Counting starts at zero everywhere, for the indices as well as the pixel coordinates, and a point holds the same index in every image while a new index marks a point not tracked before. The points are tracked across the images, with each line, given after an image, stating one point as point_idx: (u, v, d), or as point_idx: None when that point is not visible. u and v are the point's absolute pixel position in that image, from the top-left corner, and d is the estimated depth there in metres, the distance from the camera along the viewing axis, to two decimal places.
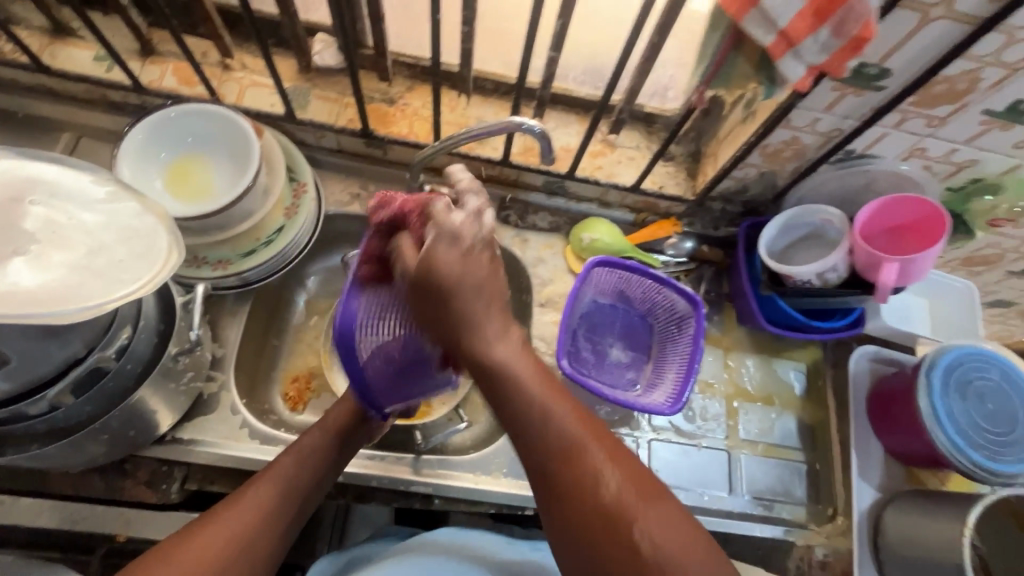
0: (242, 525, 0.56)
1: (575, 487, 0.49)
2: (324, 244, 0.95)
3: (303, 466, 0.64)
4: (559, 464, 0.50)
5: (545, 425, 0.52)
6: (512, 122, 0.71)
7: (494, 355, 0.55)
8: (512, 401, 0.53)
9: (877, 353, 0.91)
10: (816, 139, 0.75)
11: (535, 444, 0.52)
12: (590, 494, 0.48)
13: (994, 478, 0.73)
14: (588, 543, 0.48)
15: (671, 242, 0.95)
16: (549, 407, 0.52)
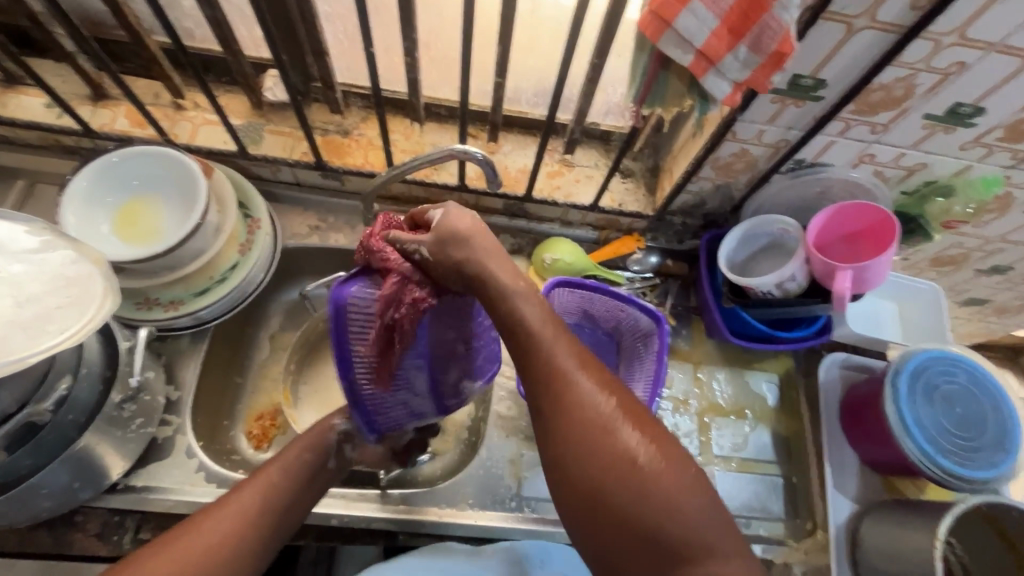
0: (220, 531, 0.54)
1: (574, 410, 0.48)
2: (285, 278, 0.94)
3: (287, 475, 0.62)
4: (552, 388, 0.49)
5: (534, 334, 0.51)
6: (456, 150, 0.71)
7: (505, 307, 0.53)
8: (519, 339, 0.52)
9: (848, 360, 0.89)
10: (764, 150, 0.75)
11: (513, 318, 0.52)
12: (591, 421, 0.47)
13: (967, 484, 0.71)
14: (583, 468, 0.46)
15: (634, 258, 0.95)
16: (541, 329, 0.52)
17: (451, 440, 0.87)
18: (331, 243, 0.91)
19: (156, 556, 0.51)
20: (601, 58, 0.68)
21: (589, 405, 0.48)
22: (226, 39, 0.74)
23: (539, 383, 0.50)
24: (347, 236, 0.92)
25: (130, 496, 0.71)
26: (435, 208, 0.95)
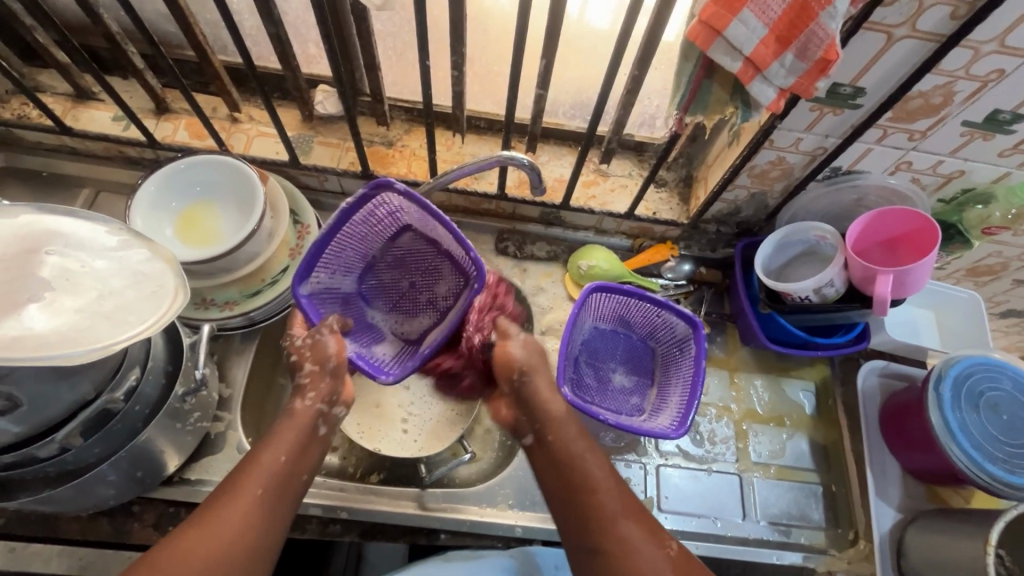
0: (229, 529, 0.54)
1: (615, 547, 0.57)
2: None
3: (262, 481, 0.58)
4: (598, 529, 0.59)
5: (596, 490, 0.61)
6: (499, 157, 0.74)
7: (557, 431, 0.65)
8: (568, 479, 0.62)
9: (886, 367, 0.89)
10: (801, 158, 0.77)
11: (576, 483, 0.61)
12: (636, 562, 0.57)
13: (1017, 493, 0.70)
14: None
15: (667, 266, 0.96)
16: (602, 482, 0.61)
17: (488, 444, 0.88)
18: None
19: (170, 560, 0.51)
20: (642, 73, 0.71)
21: (640, 553, 0.57)
22: (285, 56, 0.79)
23: (591, 541, 0.59)
24: None
25: (185, 488, 0.73)
26: (473, 216, 0.98)
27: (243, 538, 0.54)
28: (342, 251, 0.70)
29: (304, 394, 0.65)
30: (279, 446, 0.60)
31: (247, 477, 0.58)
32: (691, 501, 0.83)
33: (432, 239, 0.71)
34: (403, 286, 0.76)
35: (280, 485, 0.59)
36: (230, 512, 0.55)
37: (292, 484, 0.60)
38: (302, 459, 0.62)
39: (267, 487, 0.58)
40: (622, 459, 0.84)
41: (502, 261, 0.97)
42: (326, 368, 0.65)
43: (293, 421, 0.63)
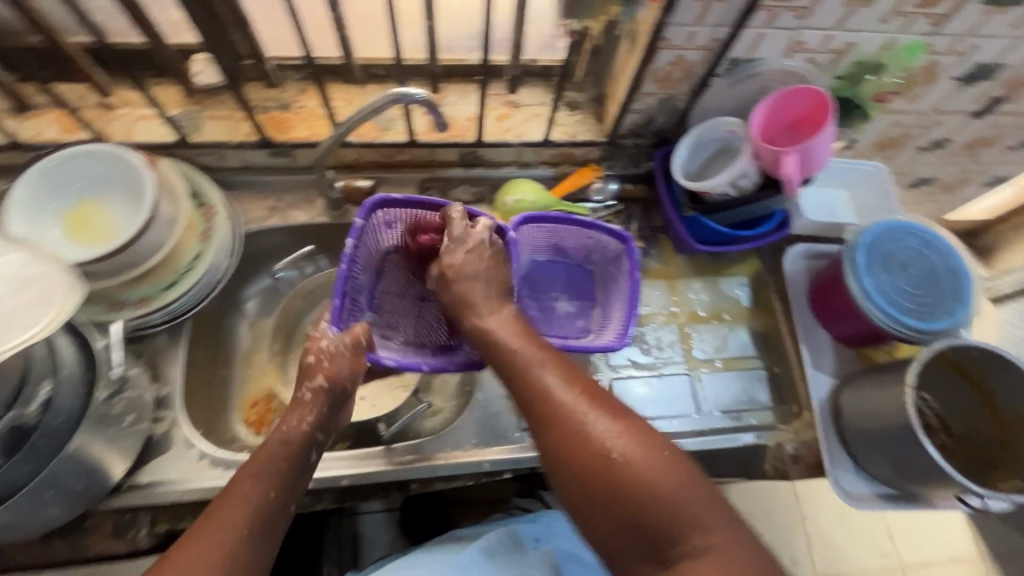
0: (214, 569, 0.52)
1: (553, 415, 0.58)
2: (252, 266, 0.94)
3: (237, 517, 0.56)
4: (535, 401, 0.60)
5: (528, 373, 0.61)
6: (380, 98, 0.71)
7: (484, 319, 0.67)
8: (505, 360, 0.64)
9: (809, 250, 0.94)
10: (699, 54, 0.77)
11: (512, 371, 0.62)
12: (573, 423, 0.57)
13: (930, 337, 0.76)
14: (566, 453, 0.56)
15: (594, 188, 0.96)
16: (522, 356, 0.63)
17: (447, 397, 0.88)
18: (292, 220, 0.91)
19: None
20: None
21: (580, 421, 0.57)
22: (144, 24, 0.72)
23: (535, 421, 0.59)
24: (308, 212, 0.91)
25: (139, 492, 0.71)
26: (391, 169, 0.94)
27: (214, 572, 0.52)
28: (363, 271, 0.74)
29: (301, 415, 0.65)
30: (267, 483, 0.59)
31: (226, 511, 0.56)
32: (647, 407, 0.86)
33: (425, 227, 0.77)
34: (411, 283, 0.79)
35: (259, 521, 0.57)
36: (213, 547, 0.53)
37: (274, 522, 0.58)
38: (289, 489, 0.61)
39: (253, 525, 0.56)
40: None
41: None
42: (333, 389, 0.67)
43: (280, 448, 0.62)
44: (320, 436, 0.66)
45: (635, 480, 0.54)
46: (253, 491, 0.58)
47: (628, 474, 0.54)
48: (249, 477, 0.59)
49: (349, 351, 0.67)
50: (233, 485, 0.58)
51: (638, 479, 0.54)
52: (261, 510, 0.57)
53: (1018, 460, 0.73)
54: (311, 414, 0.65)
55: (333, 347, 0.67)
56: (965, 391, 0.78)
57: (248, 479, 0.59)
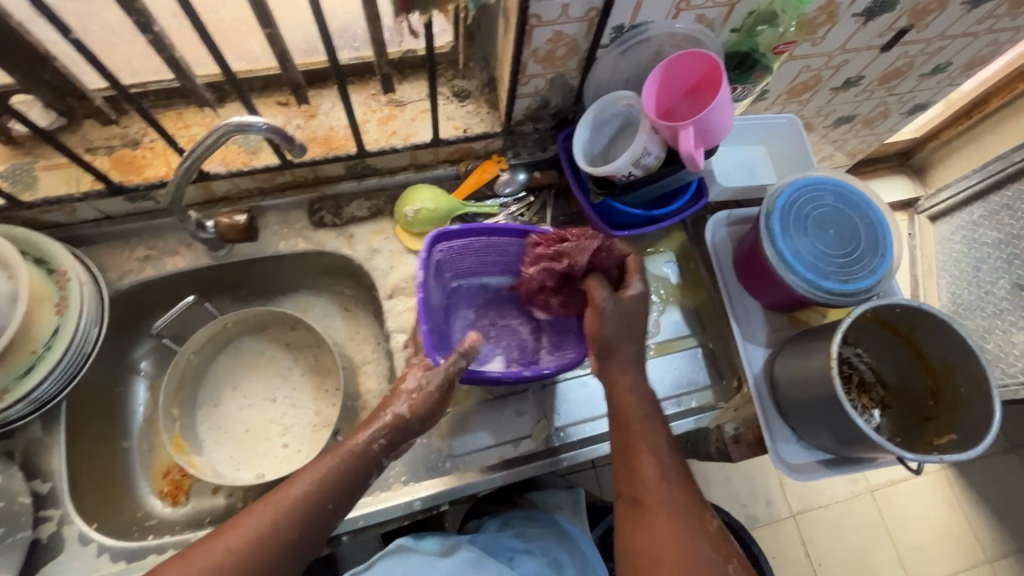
0: (254, 546, 0.55)
1: (653, 497, 0.60)
2: (138, 323, 0.85)
3: (287, 514, 0.57)
4: (637, 470, 0.62)
5: (639, 441, 0.63)
6: (217, 129, 0.61)
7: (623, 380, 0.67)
8: (620, 424, 0.65)
9: (730, 217, 0.89)
10: (578, 26, 0.69)
11: (635, 437, 0.64)
12: (668, 509, 0.59)
13: (852, 297, 0.73)
14: (653, 541, 0.57)
15: (502, 181, 0.89)
16: (647, 425, 0.65)
17: None
18: (170, 268, 0.81)
19: (215, 543, 0.55)
20: None
21: (681, 509, 0.59)
22: None
23: (630, 485, 0.61)
24: (187, 256, 0.82)
25: None
26: (274, 195, 0.85)
27: (257, 536, 0.56)
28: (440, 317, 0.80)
29: (374, 432, 0.64)
30: (326, 495, 0.59)
31: (286, 490, 0.58)
32: (582, 408, 0.82)
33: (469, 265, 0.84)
34: (484, 324, 0.86)
35: (309, 521, 0.58)
36: (265, 521, 0.56)
37: (320, 528, 0.59)
38: (342, 496, 0.60)
39: (300, 523, 0.57)
40: (504, 398, 0.81)
41: (323, 234, 0.86)
42: (410, 424, 0.65)
43: (349, 459, 0.61)
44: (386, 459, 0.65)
45: None
46: (312, 494, 0.59)
47: None
48: (313, 473, 0.60)
49: (436, 395, 0.66)
50: (305, 468, 0.61)
51: None
52: (308, 509, 0.58)
53: (952, 412, 0.69)
54: (384, 436, 0.64)
55: (418, 382, 0.66)
56: (888, 340, 0.77)
57: (313, 472, 0.60)
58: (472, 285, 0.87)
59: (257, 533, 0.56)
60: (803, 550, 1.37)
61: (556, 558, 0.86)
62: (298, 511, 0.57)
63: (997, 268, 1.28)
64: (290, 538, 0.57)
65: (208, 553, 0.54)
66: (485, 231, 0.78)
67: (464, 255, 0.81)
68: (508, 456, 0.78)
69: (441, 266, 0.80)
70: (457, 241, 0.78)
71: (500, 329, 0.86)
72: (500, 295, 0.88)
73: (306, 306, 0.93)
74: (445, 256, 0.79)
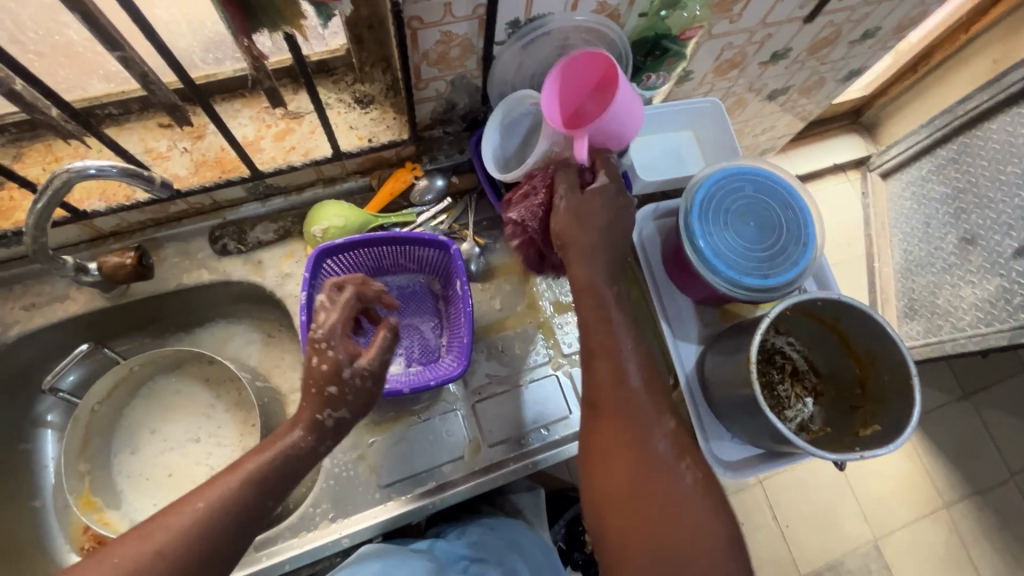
0: (177, 544, 0.49)
1: (614, 413, 0.58)
2: (39, 373, 0.79)
3: (214, 513, 0.52)
4: (599, 380, 0.60)
5: (603, 348, 0.61)
6: (57, 176, 0.55)
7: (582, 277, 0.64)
8: (586, 323, 0.62)
9: (656, 211, 0.85)
10: (467, 26, 0.64)
11: (593, 342, 0.62)
12: (627, 417, 0.57)
13: (775, 292, 0.71)
14: (608, 451, 0.56)
15: (419, 188, 0.85)
16: (609, 331, 0.61)
17: None
18: (62, 315, 0.75)
19: (141, 539, 0.50)
20: None
21: (641, 425, 0.57)
22: None
23: (591, 397, 0.60)
24: (80, 299, 0.76)
25: None
26: (170, 224, 0.79)
27: (186, 535, 0.50)
28: None
29: (319, 409, 0.59)
30: (264, 491, 0.55)
31: (213, 484, 0.54)
32: (516, 421, 0.79)
33: (374, 266, 0.80)
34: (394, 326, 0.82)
35: (240, 520, 0.53)
36: (187, 518, 0.51)
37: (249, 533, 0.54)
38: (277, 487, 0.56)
39: (227, 520, 0.52)
40: (428, 420, 0.78)
41: (229, 261, 0.80)
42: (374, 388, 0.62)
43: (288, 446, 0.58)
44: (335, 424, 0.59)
45: (675, 515, 0.52)
46: (244, 488, 0.54)
47: (668, 505, 0.53)
48: (244, 469, 0.55)
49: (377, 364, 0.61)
50: (240, 458, 0.56)
51: (673, 510, 0.53)
52: (234, 510, 0.53)
53: (878, 401, 0.69)
54: (343, 409, 0.59)
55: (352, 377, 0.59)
56: (816, 328, 0.76)
57: (248, 460, 0.56)
58: (377, 286, 0.82)
59: (200, 518, 0.51)
60: (771, 513, 1.39)
61: (512, 566, 0.75)
62: (242, 487, 0.54)
63: (945, 223, 1.27)
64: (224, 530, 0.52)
65: (134, 546, 0.49)
66: (376, 242, 0.76)
67: (361, 259, 0.78)
68: (440, 480, 0.75)
69: (338, 275, 0.78)
70: (348, 248, 0.75)
71: (403, 328, 0.81)
72: (411, 296, 0.82)
73: (226, 335, 0.88)
74: (339, 264, 0.77)
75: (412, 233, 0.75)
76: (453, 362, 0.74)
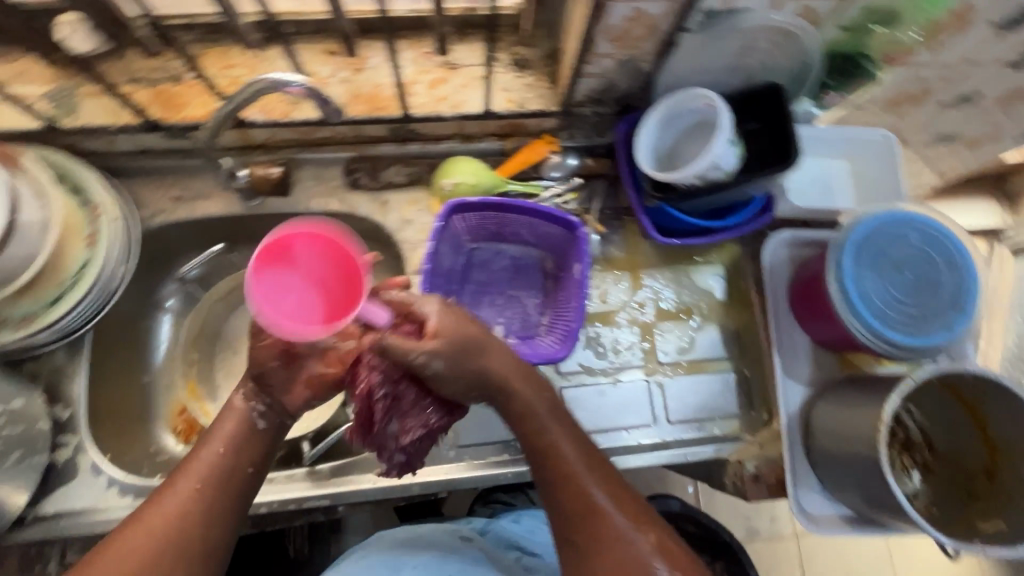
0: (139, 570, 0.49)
1: (602, 539, 0.54)
2: (166, 260, 0.84)
3: (174, 525, 0.51)
4: (578, 507, 0.55)
5: (575, 475, 0.56)
6: (255, 83, 0.58)
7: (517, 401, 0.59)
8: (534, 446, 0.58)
9: (794, 237, 0.80)
10: (662, 7, 0.61)
11: (546, 474, 0.57)
12: (615, 546, 0.53)
13: (917, 353, 0.66)
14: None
15: (550, 164, 0.83)
16: (545, 452, 0.57)
17: None
18: (200, 212, 0.80)
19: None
20: None
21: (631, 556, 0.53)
22: None
23: (574, 523, 0.55)
24: (219, 201, 0.80)
25: (42, 526, 0.67)
26: (313, 148, 0.82)
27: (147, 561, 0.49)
28: (448, 279, 0.78)
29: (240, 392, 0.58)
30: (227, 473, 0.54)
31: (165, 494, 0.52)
32: (599, 417, 0.78)
33: (493, 232, 0.79)
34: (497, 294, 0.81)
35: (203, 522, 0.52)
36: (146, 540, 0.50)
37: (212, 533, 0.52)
38: (230, 481, 0.54)
39: (188, 527, 0.51)
40: None
41: (357, 195, 0.82)
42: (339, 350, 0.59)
43: (237, 430, 0.56)
44: (292, 420, 0.60)
45: None
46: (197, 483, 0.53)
47: None
48: (194, 471, 0.53)
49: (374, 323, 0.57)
50: (183, 463, 0.54)
51: None
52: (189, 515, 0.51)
53: (1004, 494, 0.64)
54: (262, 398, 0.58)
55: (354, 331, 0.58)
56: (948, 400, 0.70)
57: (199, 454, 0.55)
58: (491, 251, 0.82)
59: (161, 535, 0.50)
60: None
61: None
62: (195, 495, 0.52)
63: None
64: (200, 530, 0.52)
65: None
66: (507, 207, 0.75)
67: (485, 222, 0.77)
68: (515, 454, 0.75)
69: (460, 232, 0.78)
70: (477, 208, 0.75)
71: (506, 298, 0.80)
72: (522, 269, 0.82)
73: None
74: (465, 222, 0.76)
75: (546, 208, 0.74)
76: (555, 342, 0.73)
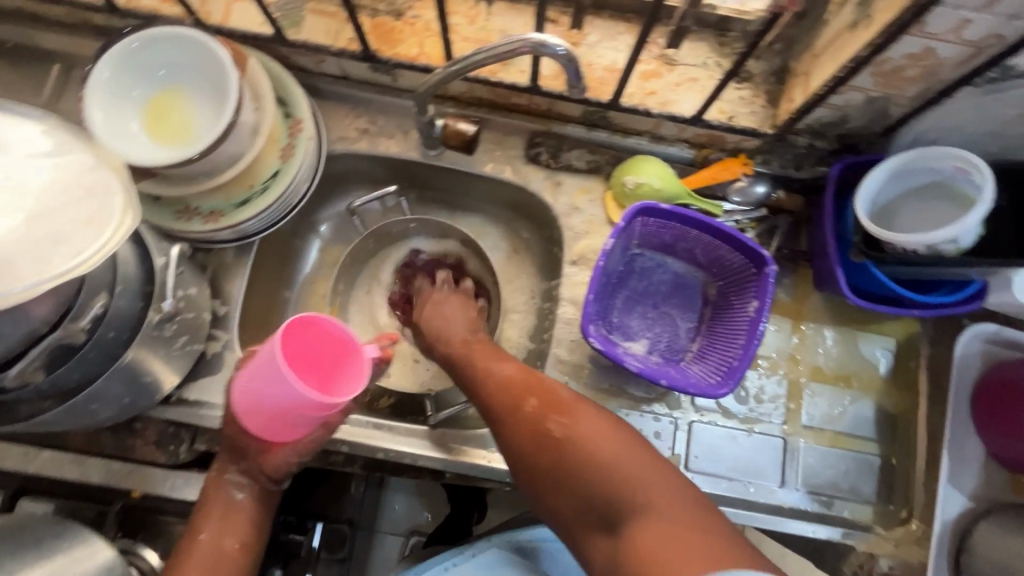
0: None
1: (552, 441, 0.59)
2: (331, 186, 0.85)
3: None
4: (524, 426, 0.61)
5: (508, 399, 0.63)
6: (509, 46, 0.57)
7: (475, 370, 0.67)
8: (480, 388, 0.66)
9: (997, 334, 0.73)
10: (959, 51, 0.54)
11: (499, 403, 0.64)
12: (577, 449, 0.57)
13: None
14: (568, 478, 0.57)
15: (737, 187, 0.77)
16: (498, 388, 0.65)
17: None
18: (381, 149, 0.80)
19: None
20: None
21: (584, 442, 0.58)
22: None
23: (523, 436, 0.61)
24: (400, 142, 0.80)
25: (183, 409, 0.71)
26: (502, 112, 0.80)
27: None
28: (608, 279, 0.75)
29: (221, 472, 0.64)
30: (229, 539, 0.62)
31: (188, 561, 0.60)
32: (724, 462, 0.73)
33: (663, 243, 0.76)
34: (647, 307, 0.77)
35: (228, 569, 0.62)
36: None
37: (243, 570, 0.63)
38: (238, 529, 0.63)
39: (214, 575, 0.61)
40: (643, 412, 0.74)
41: (532, 170, 0.80)
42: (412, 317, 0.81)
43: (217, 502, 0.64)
44: (274, 486, 0.66)
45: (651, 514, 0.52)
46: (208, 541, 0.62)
47: (645, 505, 0.53)
48: (209, 535, 0.62)
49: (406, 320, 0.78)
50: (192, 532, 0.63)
51: (644, 504, 0.53)
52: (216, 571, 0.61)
53: None
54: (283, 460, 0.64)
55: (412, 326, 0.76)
56: None
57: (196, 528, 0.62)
58: (654, 262, 0.78)
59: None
60: None
61: None
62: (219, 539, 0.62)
63: None
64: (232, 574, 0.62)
65: None
66: (694, 223, 0.71)
67: (664, 231, 0.74)
68: None
69: (635, 235, 0.74)
70: (664, 218, 0.71)
71: (658, 313, 0.77)
72: (681, 288, 0.78)
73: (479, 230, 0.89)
74: (645, 227, 0.73)
75: (740, 237, 0.69)
76: (711, 375, 0.69)
